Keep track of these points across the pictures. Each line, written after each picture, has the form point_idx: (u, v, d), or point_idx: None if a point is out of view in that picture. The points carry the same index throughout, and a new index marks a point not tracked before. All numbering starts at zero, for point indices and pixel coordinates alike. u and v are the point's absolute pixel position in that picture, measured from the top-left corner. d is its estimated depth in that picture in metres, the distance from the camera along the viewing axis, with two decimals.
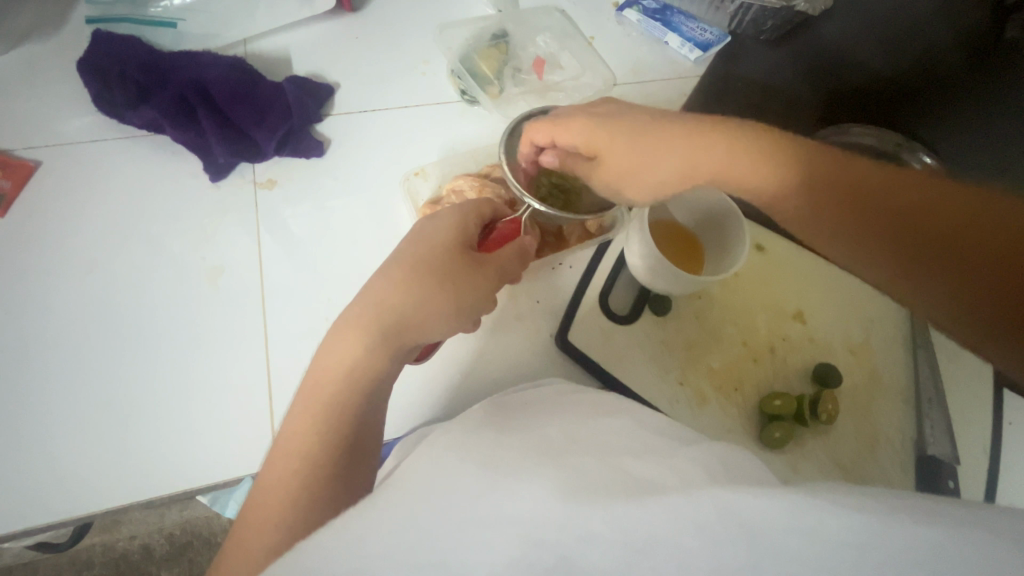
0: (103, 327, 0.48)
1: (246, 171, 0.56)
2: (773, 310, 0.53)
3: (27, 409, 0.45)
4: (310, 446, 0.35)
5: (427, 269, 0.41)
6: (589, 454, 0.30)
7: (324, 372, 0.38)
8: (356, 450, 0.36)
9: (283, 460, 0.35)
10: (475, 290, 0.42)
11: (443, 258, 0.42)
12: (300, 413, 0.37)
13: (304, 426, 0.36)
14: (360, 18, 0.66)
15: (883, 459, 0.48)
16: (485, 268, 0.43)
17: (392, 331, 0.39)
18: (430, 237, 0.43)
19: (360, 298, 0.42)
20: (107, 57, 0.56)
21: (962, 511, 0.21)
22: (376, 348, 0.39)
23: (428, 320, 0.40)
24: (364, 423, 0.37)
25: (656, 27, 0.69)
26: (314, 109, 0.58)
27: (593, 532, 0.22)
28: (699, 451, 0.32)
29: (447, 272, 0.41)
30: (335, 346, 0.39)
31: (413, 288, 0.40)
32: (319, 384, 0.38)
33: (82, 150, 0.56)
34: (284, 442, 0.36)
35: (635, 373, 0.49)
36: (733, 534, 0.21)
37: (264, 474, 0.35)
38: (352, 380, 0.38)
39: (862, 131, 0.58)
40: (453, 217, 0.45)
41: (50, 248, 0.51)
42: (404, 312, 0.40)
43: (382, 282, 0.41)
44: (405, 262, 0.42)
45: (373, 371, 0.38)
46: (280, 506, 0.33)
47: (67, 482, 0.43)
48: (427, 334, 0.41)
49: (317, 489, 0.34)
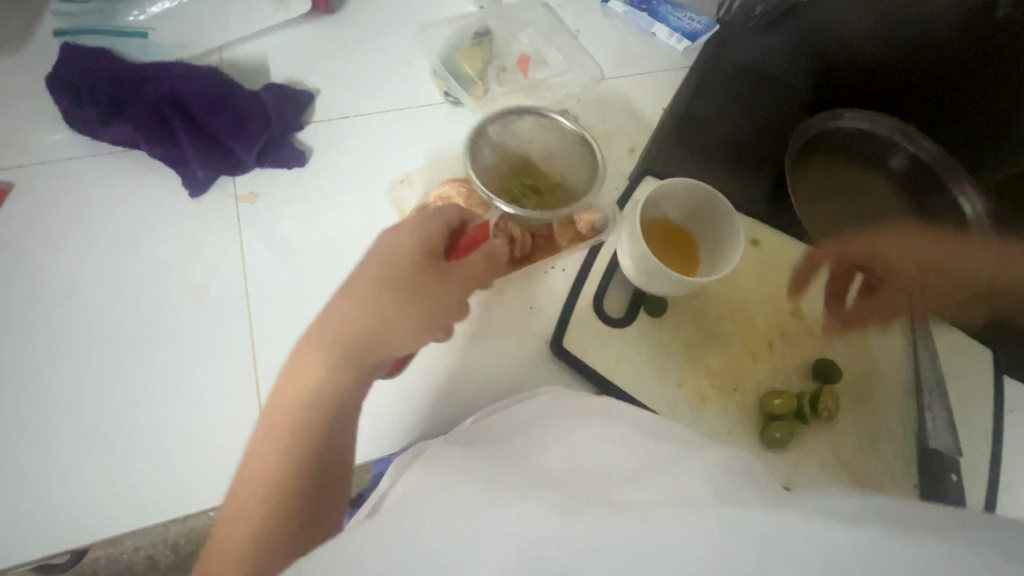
0: (84, 349, 0.48)
1: (227, 184, 0.54)
2: (770, 305, 0.52)
3: (15, 437, 0.44)
4: (276, 474, 0.35)
5: (393, 280, 0.40)
6: (589, 470, 0.29)
7: (289, 395, 0.37)
8: (324, 474, 0.36)
9: (248, 490, 0.35)
10: (443, 301, 0.41)
11: (412, 269, 0.40)
12: (267, 439, 0.36)
13: (272, 451, 0.36)
14: (338, 20, 0.64)
15: (886, 454, 0.47)
16: (453, 279, 0.42)
17: (358, 346, 0.38)
18: (390, 247, 0.42)
19: (323, 315, 0.40)
20: (78, 72, 0.55)
21: (967, 532, 0.21)
22: (339, 368, 0.38)
23: (395, 335, 0.39)
24: (332, 448, 0.37)
25: (642, 17, 0.66)
26: (294, 118, 0.57)
27: (595, 547, 0.21)
28: (703, 459, 0.31)
29: (412, 283, 0.40)
30: (298, 367, 0.38)
31: (375, 303, 0.39)
32: (283, 408, 0.37)
33: (57, 169, 0.54)
34: (249, 468, 0.36)
35: (631, 378, 0.48)
36: (739, 538, 0.21)
37: (229, 501, 0.35)
38: (317, 403, 0.37)
39: (858, 113, 0.59)
40: (417, 225, 0.43)
41: (29, 271, 0.50)
42: (369, 328, 0.38)
43: (343, 295, 0.40)
44: (368, 276, 0.41)
45: (337, 390, 0.37)
46: (245, 539, 0.33)
47: (61, 510, 0.42)
48: (395, 349, 0.40)
49: (284, 511, 0.34)
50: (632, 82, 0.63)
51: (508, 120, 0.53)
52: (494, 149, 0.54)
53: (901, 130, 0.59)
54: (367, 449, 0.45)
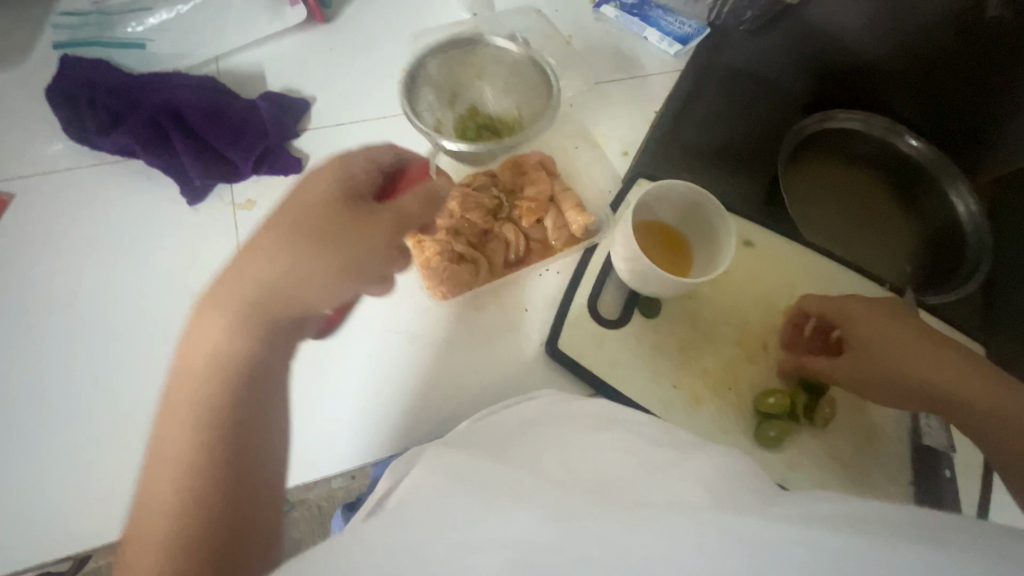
0: (83, 359, 0.48)
1: (224, 192, 0.55)
2: (765, 305, 0.53)
3: (15, 447, 0.45)
4: (195, 445, 0.32)
5: (306, 228, 0.40)
6: (581, 471, 0.30)
7: (195, 362, 0.36)
8: (245, 441, 0.34)
9: (167, 469, 0.32)
10: (362, 243, 0.41)
11: (324, 216, 0.41)
12: (169, 420, 0.34)
13: (182, 425, 0.33)
14: (333, 29, 0.65)
15: (881, 452, 0.47)
16: (378, 222, 0.42)
17: (266, 297, 0.38)
18: (303, 199, 0.42)
19: (229, 273, 0.39)
20: (77, 84, 0.55)
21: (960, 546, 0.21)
22: (244, 331, 0.37)
23: (307, 284, 0.39)
24: (246, 420, 0.35)
25: (634, 22, 0.66)
26: (291, 126, 0.58)
27: (584, 555, 0.22)
28: (696, 461, 0.32)
29: (328, 227, 0.40)
30: (200, 335, 0.37)
31: (282, 249, 0.39)
32: (192, 378, 0.35)
33: (57, 179, 0.55)
34: (164, 447, 0.33)
35: (627, 379, 0.48)
36: (727, 547, 0.22)
37: (145, 491, 0.32)
38: (223, 363, 0.36)
39: (850, 113, 0.60)
40: (335, 174, 0.43)
41: (30, 280, 0.51)
42: (275, 278, 0.38)
43: (247, 251, 0.40)
44: (275, 230, 0.40)
45: (243, 349, 0.37)
46: (165, 522, 0.30)
47: (62, 517, 0.43)
48: (308, 298, 0.40)
49: (199, 487, 0.31)
50: (626, 86, 0.64)
51: (441, 61, 0.58)
52: (441, 88, 0.60)
53: (894, 129, 0.60)
54: (365, 451, 0.46)
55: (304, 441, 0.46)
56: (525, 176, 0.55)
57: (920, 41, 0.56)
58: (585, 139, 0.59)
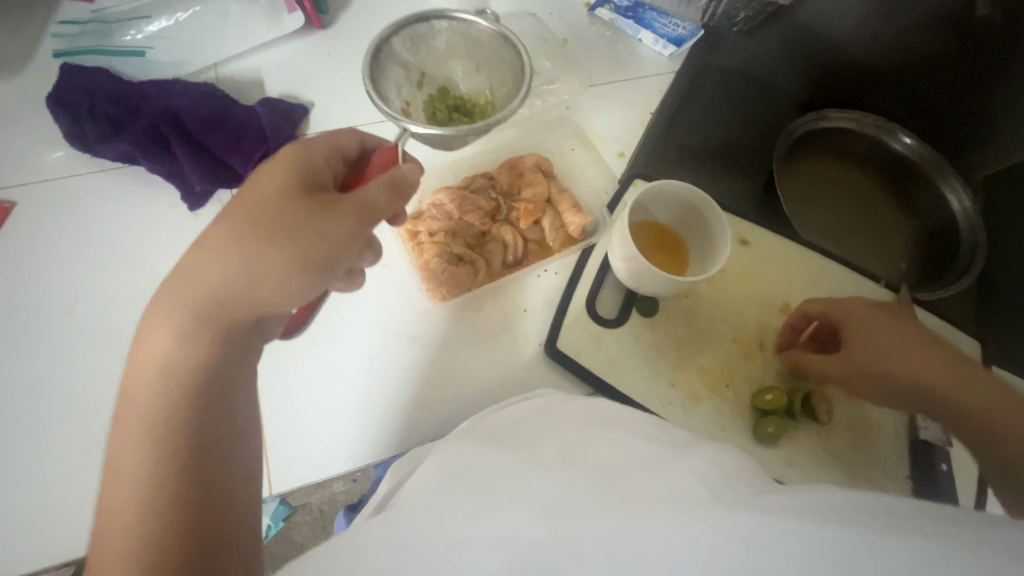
0: (85, 366, 0.48)
1: (224, 198, 0.55)
2: (761, 303, 0.53)
3: (17, 455, 0.45)
4: (152, 462, 0.29)
5: (257, 220, 0.35)
6: (580, 468, 0.30)
7: (142, 375, 0.32)
8: (210, 450, 0.31)
9: (123, 487, 0.29)
10: (323, 237, 0.36)
11: (278, 209, 0.36)
12: (120, 435, 0.31)
13: (130, 448, 0.30)
14: (331, 35, 0.65)
15: (878, 447, 0.48)
16: (339, 209, 0.37)
17: (215, 298, 0.34)
18: (256, 186, 0.37)
19: (178, 272, 0.35)
20: (77, 92, 0.56)
21: (953, 530, 0.21)
22: (193, 336, 0.33)
23: (259, 281, 0.34)
24: (200, 441, 0.31)
25: (629, 25, 0.67)
26: (289, 131, 0.58)
27: (582, 552, 0.23)
28: (695, 458, 0.32)
29: (280, 219, 0.35)
30: (147, 344, 0.33)
31: (232, 249, 0.34)
32: (142, 390, 0.32)
33: (58, 187, 0.55)
34: (118, 465, 0.30)
35: (625, 377, 0.49)
36: (723, 542, 0.22)
37: (100, 514, 0.29)
38: (172, 374, 0.32)
39: (841, 113, 0.61)
40: (290, 157, 0.38)
41: (32, 287, 0.51)
42: (225, 280, 0.34)
43: (194, 251, 0.35)
44: (221, 228, 0.35)
45: (194, 357, 0.33)
46: (126, 544, 0.27)
47: (66, 522, 0.43)
48: (262, 298, 0.35)
49: (148, 514, 0.28)
50: (621, 88, 0.64)
51: (407, 38, 0.58)
52: (404, 64, 0.59)
53: (886, 128, 0.60)
54: (366, 452, 0.46)
55: (306, 443, 0.46)
56: (524, 178, 0.55)
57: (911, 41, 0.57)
58: (582, 140, 0.60)
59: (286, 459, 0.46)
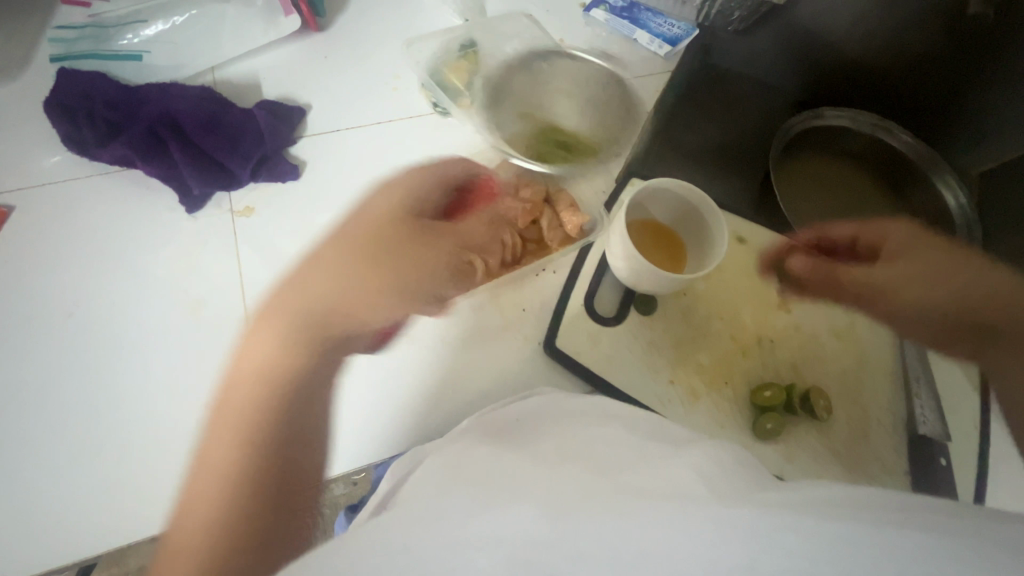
0: (86, 369, 0.48)
1: (222, 201, 0.55)
2: (758, 300, 0.53)
3: (18, 458, 0.45)
4: (241, 464, 0.32)
5: (372, 242, 0.39)
6: (581, 465, 0.30)
7: (247, 375, 0.36)
8: (291, 463, 0.34)
9: (211, 481, 0.32)
10: (421, 266, 0.39)
11: (390, 239, 0.40)
12: (217, 429, 0.34)
13: (223, 446, 0.33)
14: (328, 37, 0.65)
15: (877, 442, 0.48)
16: (440, 238, 0.41)
17: (316, 317, 0.37)
18: (367, 211, 0.42)
19: (290, 286, 0.39)
20: (75, 97, 0.56)
21: (954, 533, 0.21)
22: (295, 348, 0.36)
23: (364, 305, 0.37)
24: (286, 450, 0.34)
25: (624, 25, 0.67)
26: (287, 133, 0.58)
27: (582, 551, 0.23)
28: (695, 454, 0.32)
29: (396, 242, 0.39)
30: (255, 348, 0.37)
31: (343, 271, 0.38)
32: (242, 391, 0.35)
33: (55, 191, 0.55)
34: (210, 457, 0.33)
35: (624, 375, 0.49)
36: (723, 536, 0.22)
37: (185, 503, 0.32)
38: (271, 382, 0.35)
39: (839, 110, 0.59)
40: (403, 184, 0.43)
41: (31, 291, 0.51)
42: (333, 299, 0.37)
43: (305, 269, 0.39)
44: (334, 250, 0.40)
45: (294, 369, 0.36)
46: (200, 536, 0.30)
47: (67, 524, 0.43)
48: (366, 321, 0.38)
49: (226, 513, 0.31)
50: (616, 88, 0.64)
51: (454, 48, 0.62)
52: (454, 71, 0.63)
53: (884, 125, 0.59)
54: (367, 452, 0.46)
55: None
56: (520, 177, 0.55)
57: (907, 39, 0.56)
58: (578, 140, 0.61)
59: None
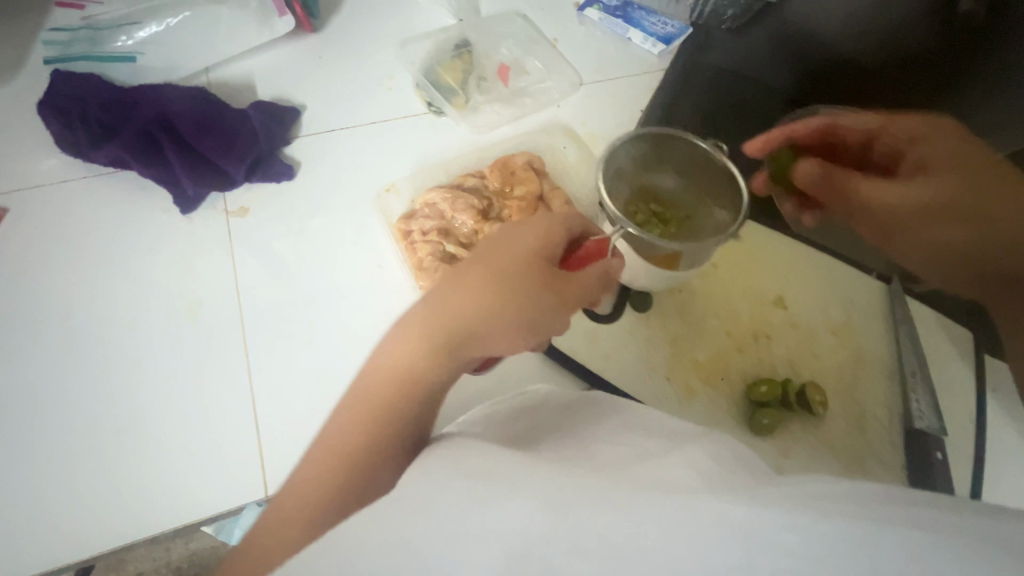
0: (83, 370, 0.48)
1: (217, 201, 0.56)
2: (753, 297, 0.53)
3: (13, 460, 0.45)
4: (355, 456, 0.33)
5: (508, 277, 0.39)
6: (576, 460, 0.30)
7: (382, 370, 0.36)
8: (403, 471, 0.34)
9: (324, 461, 0.33)
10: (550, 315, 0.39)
11: (524, 272, 0.39)
12: (347, 412, 0.35)
13: (350, 434, 0.34)
14: (323, 38, 0.66)
15: (873, 437, 0.48)
16: (570, 285, 0.40)
17: (458, 338, 0.37)
18: (511, 240, 0.41)
19: (430, 297, 0.39)
20: (69, 98, 0.56)
21: (949, 529, 0.21)
22: (435, 359, 0.36)
23: (490, 337, 0.38)
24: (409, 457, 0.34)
25: (618, 23, 0.68)
26: (281, 134, 0.58)
27: (580, 547, 0.22)
28: (692, 449, 0.32)
29: (529, 286, 0.39)
30: (396, 345, 0.37)
31: (480, 292, 0.38)
32: (375, 383, 0.36)
33: (50, 192, 0.55)
34: (330, 437, 0.35)
35: (620, 372, 0.49)
36: (720, 531, 0.22)
37: (296, 473, 0.34)
38: (407, 387, 0.35)
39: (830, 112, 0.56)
40: (544, 226, 0.41)
41: (25, 292, 0.51)
42: (473, 323, 0.37)
43: (452, 282, 0.39)
44: (477, 270, 0.39)
45: (430, 378, 0.36)
46: (308, 513, 0.31)
47: (63, 526, 0.43)
48: (491, 348, 0.39)
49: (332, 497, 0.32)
50: (610, 87, 0.65)
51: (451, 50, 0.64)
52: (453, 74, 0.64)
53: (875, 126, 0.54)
54: None
55: (302, 444, 0.46)
56: (515, 177, 0.55)
57: (899, 32, 0.49)
58: (573, 138, 0.61)
59: (284, 460, 0.46)
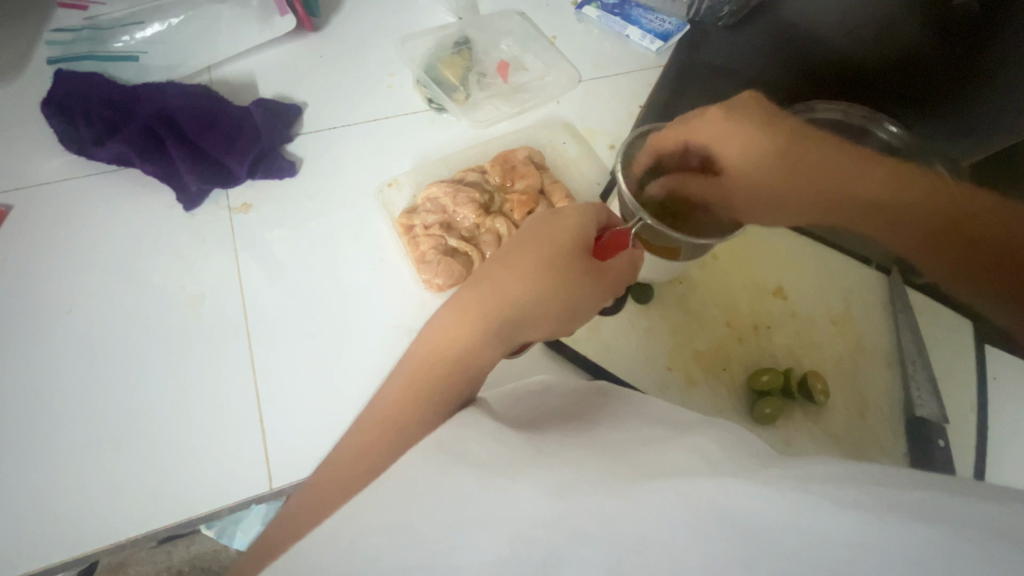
0: (89, 367, 0.49)
1: (221, 198, 0.56)
2: (752, 288, 0.53)
3: (23, 456, 0.45)
4: (393, 433, 0.32)
5: (550, 261, 0.39)
6: (581, 442, 0.30)
7: (430, 348, 0.37)
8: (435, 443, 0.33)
9: (367, 438, 0.33)
10: (588, 296, 0.40)
11: (566, 257, 0.40)
12: (394, 391, 0.35)
13: (398, 413, 0.33)
14: (323, 36, 0.66)
15: (874, 424, 0.48)
16: (605, 271, 0.41)
17: (502, 317, 0.38)
18: (552, 228, 0.41)
19: (478, 279, 0.40)
20: (71, 97, 0.56)
21: (944, 507, 0.21)
22: (481, 337, 0.37)
23: (534, 318, 0.39)
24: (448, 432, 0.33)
25: (614, 22, 0.67)
26: (283, 130, 0.59)
27: (584, 530, 0.23)
28: (699, 435, 0.32)
29: (570, 268, 0.39)
30: (445, 324, 0.38)
31: (529, 278, 0.39)
32: (423, 360, 0.36)
33: (54, 191, 0.56)
34: (376, 410, 0.35)
35: (622, 363, 0.49)
36: (721, 523, 0.22)
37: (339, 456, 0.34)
38: (454, 362, 0.36)
39: (828, 103, 0.54)
40: (580, 213, 0.42)
41: (29, 290, 0.51)
42: (517, 303, 0.38)
43: (497, 266, 0.40)
44: (521, 255, 0.40)
45: (476, 357, 0.36)
46: (347, 484, 0.31)
47: (74, 520, 0.44)
48: (533, 329, 0.39)
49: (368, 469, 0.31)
50: (608, 83, 0.65)
51: (450, 49, 0.64)
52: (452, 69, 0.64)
53: (872, 116, 0.52)
54: None
55: (306, 437, 0.47)
56: (515, 170, 0.56)
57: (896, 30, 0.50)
58: (573, 134, 0.62)
59: (288, 453, 0.46)
